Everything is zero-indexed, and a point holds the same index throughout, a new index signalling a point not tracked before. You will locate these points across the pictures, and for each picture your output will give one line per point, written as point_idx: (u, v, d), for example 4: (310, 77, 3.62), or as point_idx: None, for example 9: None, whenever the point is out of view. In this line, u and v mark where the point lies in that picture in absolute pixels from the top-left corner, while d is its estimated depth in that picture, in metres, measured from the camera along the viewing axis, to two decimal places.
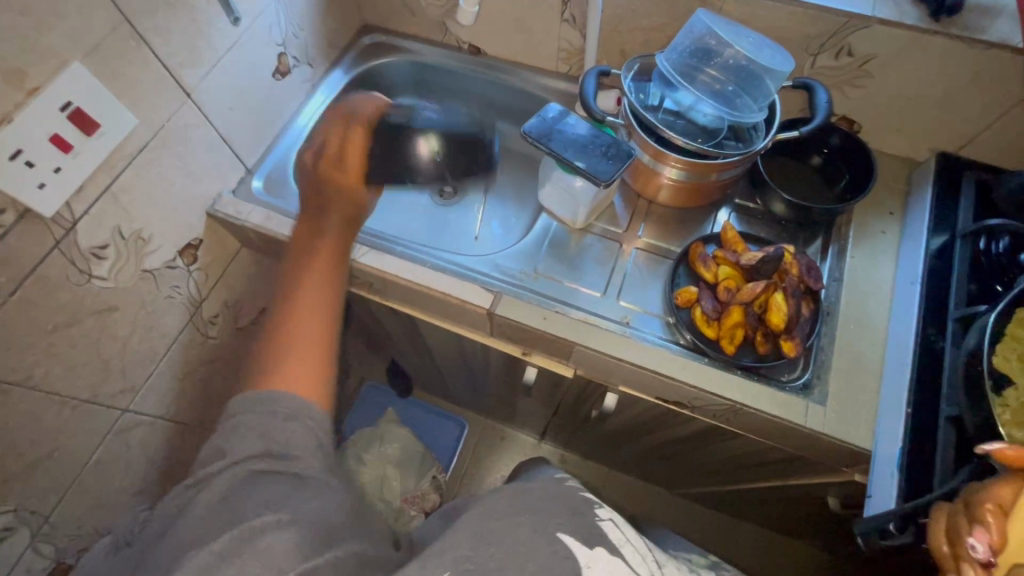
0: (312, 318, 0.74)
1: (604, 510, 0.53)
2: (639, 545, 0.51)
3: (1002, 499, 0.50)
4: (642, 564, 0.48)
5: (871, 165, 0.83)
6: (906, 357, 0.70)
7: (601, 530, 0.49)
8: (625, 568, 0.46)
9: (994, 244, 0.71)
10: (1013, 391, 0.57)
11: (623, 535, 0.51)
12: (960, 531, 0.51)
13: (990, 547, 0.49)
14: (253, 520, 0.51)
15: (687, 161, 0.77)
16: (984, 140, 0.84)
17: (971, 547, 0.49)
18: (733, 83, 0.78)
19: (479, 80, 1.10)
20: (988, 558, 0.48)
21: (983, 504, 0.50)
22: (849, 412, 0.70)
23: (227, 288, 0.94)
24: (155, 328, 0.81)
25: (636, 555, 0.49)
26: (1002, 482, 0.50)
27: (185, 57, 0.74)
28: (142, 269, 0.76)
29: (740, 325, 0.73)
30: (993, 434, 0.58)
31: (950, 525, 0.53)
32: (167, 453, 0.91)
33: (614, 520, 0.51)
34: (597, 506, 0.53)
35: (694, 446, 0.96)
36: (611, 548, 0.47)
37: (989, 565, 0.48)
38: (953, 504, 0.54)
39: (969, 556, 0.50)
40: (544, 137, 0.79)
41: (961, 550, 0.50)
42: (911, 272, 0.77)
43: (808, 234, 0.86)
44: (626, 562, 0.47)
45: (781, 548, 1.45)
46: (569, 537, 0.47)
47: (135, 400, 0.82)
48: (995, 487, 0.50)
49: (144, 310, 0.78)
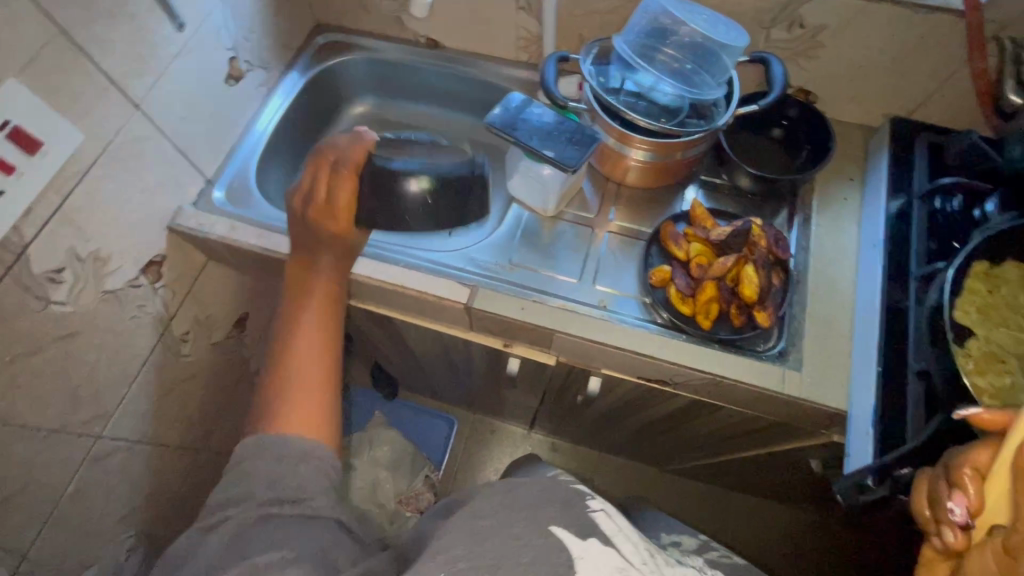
0: (312, 362, 0.71)
1: (596, 502, 0.52)
2: (632, 536, 0.50)
3: (979, 461, 0.50)
4: (635, 552, 0.48)
5: (830, 134, 0.85)
6: (874, 318, 0.72)
7: (593, 521, 0.49)
8: (618, 560, 0.46)
9: (949, 203, 0.74)
10: (974, 342, 0.61)
11: (617, 527, 0.50)
12: (938, 495, 0.52)
13: (967, 510, 0.49)
14: (254, 560, 0.52)
15: (652, 141, 0.78)
16: (935, 102, 0.87)
17: (950, 510, 0.50)
18: (691, 61, 0.79)
19: (440, 74, 1.09)
20: (966, 521, 0.49)
21: (961, 468, 0.51)
22: (824, 376, 0.73)
23: (197, 303, 0.91)
24: (124, 351, 0.78)
25: (628, 544, 0.48)
26: (978, 445, 0.51)
27: (130, 67, 0.72)
28: (103, 291, 0.74)
29: (714, 300, 0.75)
30: (959, 384, 0.60)
31: (929, 490, 0.53)
32: (148, 477, 0.88)
33: (606, 510, 0.51)
34: (588, 497, 0.52)
35: (680, 423, 0.97)
36: (603, 540, 0.47)
37: (967, 526, 0.49)
38: (932, 467, 0.55)
39: (947, 519, 0.50)
40: (508, 127, 0.78)
41: (938, 513, 0.51)
42: (874, 235, 0.79)
43: (774, 205, 0.88)
44: (618, 553, 0.46)
45: (772, 514, 1.49)
46: (563, 530, 0.47)
47: (109, 426, 0.79)
48: (972, 450, 0.51)
49: (109, 333, 0.76)
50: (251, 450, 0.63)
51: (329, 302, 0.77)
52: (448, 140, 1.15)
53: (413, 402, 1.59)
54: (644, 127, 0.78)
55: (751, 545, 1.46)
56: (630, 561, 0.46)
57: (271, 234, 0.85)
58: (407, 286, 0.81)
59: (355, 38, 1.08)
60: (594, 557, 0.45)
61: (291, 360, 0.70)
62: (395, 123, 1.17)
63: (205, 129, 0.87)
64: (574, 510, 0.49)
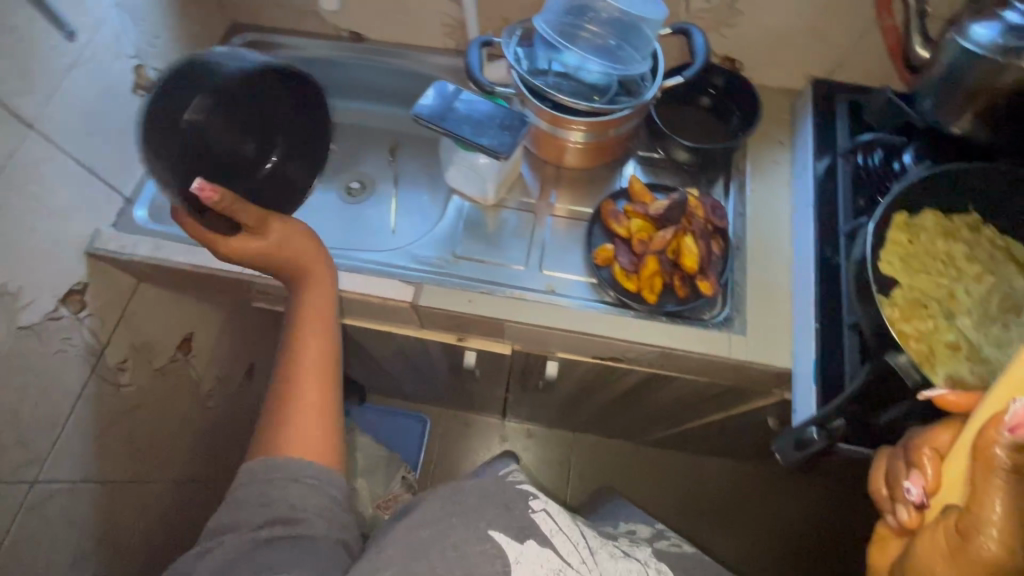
0: (319, 375, 0.68)
1: (538, 501, 0.57)
2: (570, 533, 0.56)
3: (938, 443, 0.51)
4: (572, 553, 0.54)
5: (755, 98, 0.87)
6: (811, 275, 0.75)
7: (534, 523, 0.54)
8: (553, 560, 0.52)
9: (871, 157, 0.78)
10: (900, 289, 0.70)
11: (557, 525, 0.56)
12: (899, 475, 0.53)
13: (923, 490, 0.50)
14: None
15: (584, 121, 0.78)
16: (851, 62, 0.90)
17: (906, 489, 0.51)
18: (614, 36, 0.79)
19: (367, 67, 1.05)
20: (921, 499, 0.50)
21: (921, 449, 0.52)
22: (768, 337, 0.75)
23: (132, 329, 0.86)
24: (53, 389, 0.74)
25: (566, 543, 0.54)
26: (940, 428, 0.52)
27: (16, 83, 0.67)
28: (18, 327, 0.69)
29: (658, 274, 0.76)
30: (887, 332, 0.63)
31: (889, 468, 0.54)
32: (99, 517, 0.84)
33: (547, 511, 0.56)
34: (532, 498, 0.58)
35: (641, 396, 0.99)
36: (541, 541, 0.52)
37: (921, 505, 0.50)
38: (895, 449, 0.56)
39: (903, 498, 0.51)
40: (438, 118, 0.77)
41: (896, 493, 0.52)
42: (805, 195, 0.82)
43: (711, 175, 0.89)
44: (555, 554, 0.52)
45: (744, 472, 1.54)
46: (501, 534, 0.51)
47: (46, 468, 0.75)
48: (933, 431, 0.52)
49: (31, 371, 0.71)
50: (261, 474, 0.60)
51: (324, 321, 0.71)
52: (384, 135, 1.12)
53: (382, 404, 1.57)
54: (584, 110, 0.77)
55: (726, 504, 1.52)
56: (564, 558, 0.52)
57: (201, 249, 0.81)
58: (348, 290, 0.79)
59: (274, 36, 1.04)
60: (530, 560, 0.50)
61: (303, 385, 0.66)
62: None
63: (114, 144, 0.82)
64: (516, 513, 0.54)
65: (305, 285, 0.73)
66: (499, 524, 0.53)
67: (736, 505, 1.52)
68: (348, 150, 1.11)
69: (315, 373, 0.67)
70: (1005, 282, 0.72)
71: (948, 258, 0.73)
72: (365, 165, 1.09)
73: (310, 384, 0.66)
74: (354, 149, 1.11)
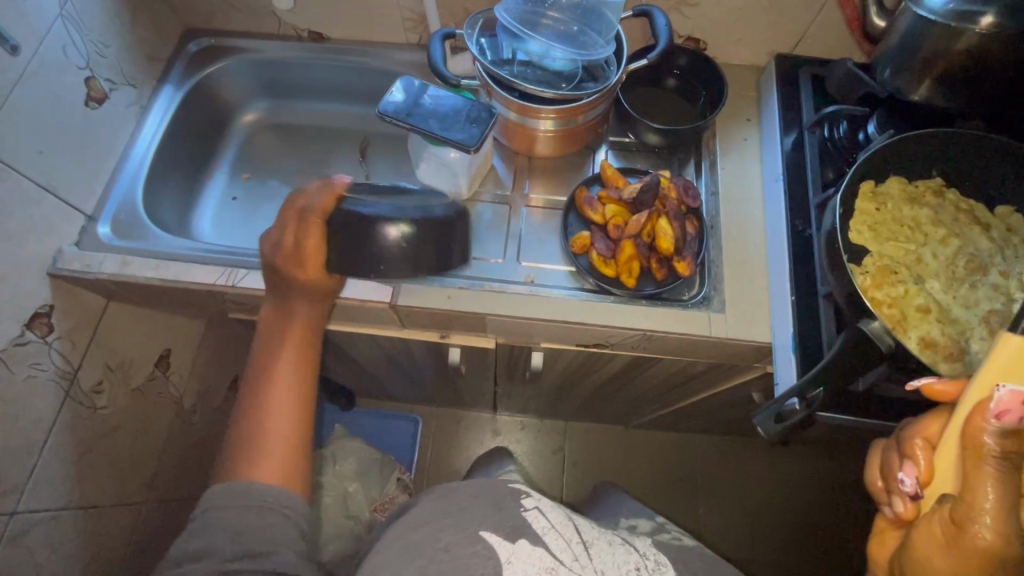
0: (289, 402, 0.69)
1: (530, 500, 0.58)
2: (564, 530, 0.56)
3: (929, 433, 0.53)
4: (565, 550, 0.53)
5: (720, 79, 0.90)
6: (784, 249, 0.76)
7: (524, 521, 0.54)
8: (547, 557, 0.51)
9: (836, 130, 0.82)
10: (870, 258, 0.75)
11: (549, 522, 0.56)
12: (892, 466, 0.54)
13: (918, 480, 0.52)
14: None
15: (551, 109, 0.78)
16: (812, 36, 0.91)
17: (901, 481, 0.53)
18: (576, 22, 0.80)
19: (330, 67, 1.04)
20: (915, 490, 0.52)
21: (912, 439, 0.53)
22: (746, 312, 0.76)
23: (106, 349, 0.84)
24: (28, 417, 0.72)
25: (558, 539, 0.54)
26: (930, 417, 0.54)
27: None
28: None
29: (635, 258, 0.76)
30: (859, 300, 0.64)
31: (883, 461, 0.56)
32: (85, 544, 0.82)
33: (538, 508, 0.57)
34: (524, 497, 0.59)
35: (628, 379, 1.00)
36: (534, 539, 0.52)
37: (916, 496, 0.52)
38: (888, 440, 0.58)
39: (898, 489, 0.53)
40: (403, 114, 0.76)
41: (891, 483, 0.54)
42: (774, 170, 0.83)
43: (681, 155, 0.91)
44: (548, 552, 0.52)
45: (734, 447, 1.57)
46: (493, 534, 0.52)
47: (24, 499, 0.72)
48: (923, 421, 0.53)
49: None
50: (224, 500, 0.61)
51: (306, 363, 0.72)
52: (352, 135, 1.10)
53: (372, 407, 1.56)
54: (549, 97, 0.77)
55: (719, 479, 1.54)
56: (556, 555, 0.52)
57: (169, 263, 0.78)
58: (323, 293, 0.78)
59: (231, 40, 1.02)
60: (521, 559, 0.50)
61: (269, 411, 0.68)
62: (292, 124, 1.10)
63: (70, 161, 0.79)
64: (507, 512, 0.55)
65: (296, 313, 0.74)
66: (491, 524, 0.53)
67: (729, 480, 1.54)
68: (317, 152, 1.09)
69: (290, 406, 0.69)
70: (970, 243, 0.76)
71: (915, 225, 0.77)
72: (336, 167, 1.08)
73: (279, 414, 0.68)
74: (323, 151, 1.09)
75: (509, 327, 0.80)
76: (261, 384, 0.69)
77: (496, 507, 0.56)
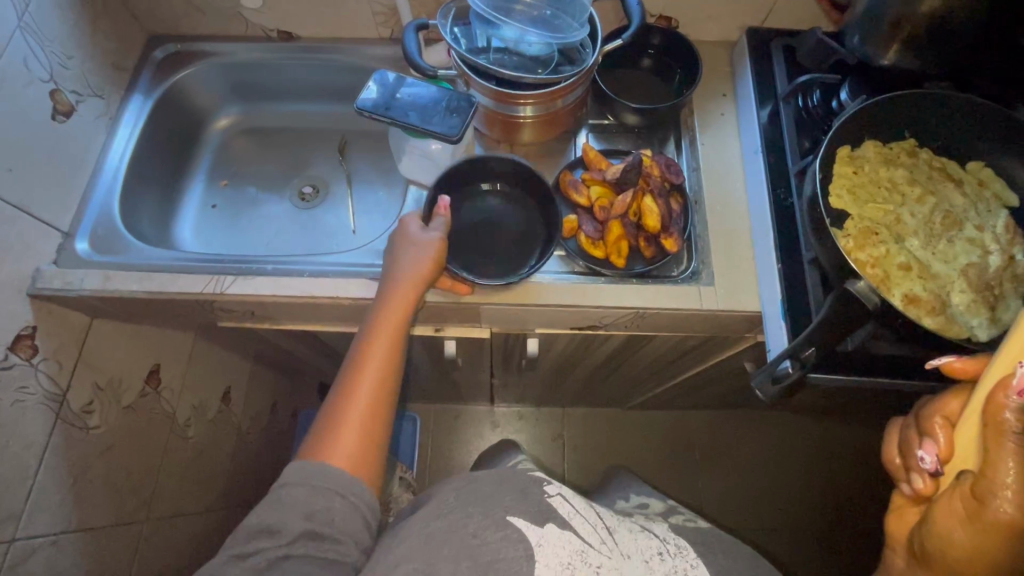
0: (373, 386, 0.67)
1: (554, 487, 0.62)
2: (587, 514, 0.61)
3: (949, 411, 0.54)
4: (592, 535, 0.57)
5: (696, 55, 0.89)
6: (766, 219, 0.77)
7: (551, 506, 0.58)
8: (574, 539, 0.55)
9: (810, 99, 0.83)
10: (851, 221, 0.77)
11: (574, 509, 0.60)
12: (911, 445, 0.55)
13: (937, 456, 0.52)
14: None
15: (530, 93, 0.76)
16: (782, 9, 0.92)
17: (921, 459, 0.53)
18: (548, 7, 0.80)
19: (302, 66, 1.03)
20: (936, 467, 0.52)
21: (932, 418, 0.54)
22: (735, 284, 0.77)
23: (96, 369, 0.82)
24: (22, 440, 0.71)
25: (584, 523, 0.58)
26: (948, 397, 0.55)
27: None
28: None
29: (622, 238, 0.77)
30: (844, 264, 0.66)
31: (903, 440, 0.57)
32: (89, 566, 0.81)
33: (562, 494, 0.61)
34: (546, 484, 0.62)
35: (623, 360, 1.01)
36: (561, 524, 0.56)
37: (936, 473, 0.52)
38: (907, 418, 0.58)
39: (917, 466, 0.54)
40: (383, 108, 0.76)
41: (909, 461, 0.55)
42: (753, 142, 0.84)
43: (661, 135, 0.90)
44: (575, 536, 0.55)
45: (730, 421, 1.60)
46: (521, 519, 0.55)
47: (22, 524, 0.71)
48: (943, 400, 0.54)
49: None
50: (302, 477, 0.61)
51: (386, 370, 0.69)
52: (330, 135, 1.10)
53: None
54: (529, 82, 0.76)
55: (719, 453, 1.57)
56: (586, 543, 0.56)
57: (152, 274, 0.77)
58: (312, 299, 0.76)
59: (198, 44, 1.01)
60: (551, 544, 0.53)
61: (351, 410, 0.66)
62: (267, 127, 1.10)
63: (40, 176, 0.77)
64: (531, 498, 0.59)
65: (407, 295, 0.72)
66: (517, 509, 0.57)
67: (728, 453, 1.57)
68: (296, 154, 1.09)
69: (372, 408, 0.67)
70: (944, 201, 0.79)
71: (892, 186, 0.80)
72: (316, 168, 1.07)
73: (358, 411, 0.66)
74: (301, 153, 1.08)
75: (502, 318, 0.80)
76: (355, 377, 0.68)
77: (521, 493, 0.59)
